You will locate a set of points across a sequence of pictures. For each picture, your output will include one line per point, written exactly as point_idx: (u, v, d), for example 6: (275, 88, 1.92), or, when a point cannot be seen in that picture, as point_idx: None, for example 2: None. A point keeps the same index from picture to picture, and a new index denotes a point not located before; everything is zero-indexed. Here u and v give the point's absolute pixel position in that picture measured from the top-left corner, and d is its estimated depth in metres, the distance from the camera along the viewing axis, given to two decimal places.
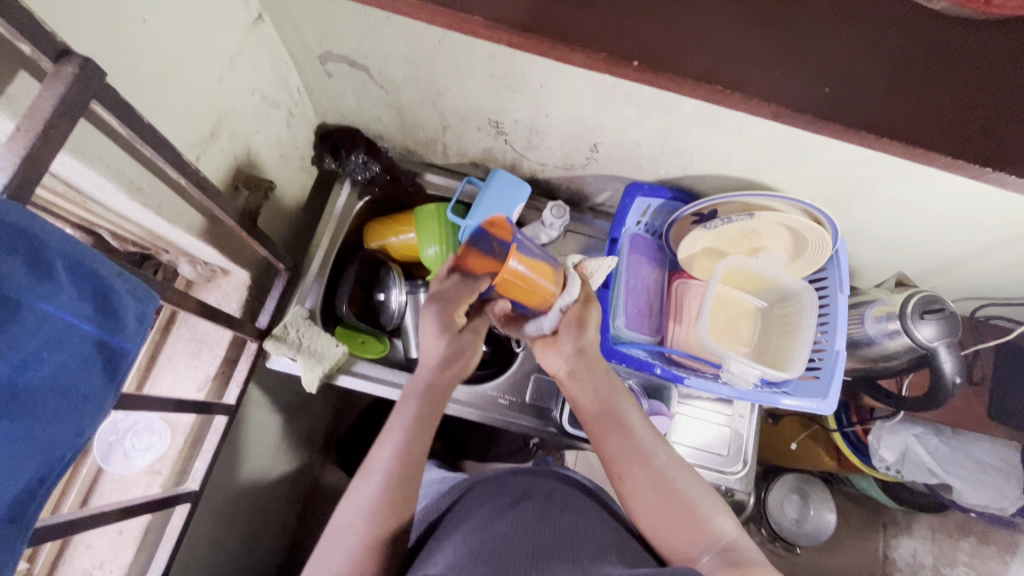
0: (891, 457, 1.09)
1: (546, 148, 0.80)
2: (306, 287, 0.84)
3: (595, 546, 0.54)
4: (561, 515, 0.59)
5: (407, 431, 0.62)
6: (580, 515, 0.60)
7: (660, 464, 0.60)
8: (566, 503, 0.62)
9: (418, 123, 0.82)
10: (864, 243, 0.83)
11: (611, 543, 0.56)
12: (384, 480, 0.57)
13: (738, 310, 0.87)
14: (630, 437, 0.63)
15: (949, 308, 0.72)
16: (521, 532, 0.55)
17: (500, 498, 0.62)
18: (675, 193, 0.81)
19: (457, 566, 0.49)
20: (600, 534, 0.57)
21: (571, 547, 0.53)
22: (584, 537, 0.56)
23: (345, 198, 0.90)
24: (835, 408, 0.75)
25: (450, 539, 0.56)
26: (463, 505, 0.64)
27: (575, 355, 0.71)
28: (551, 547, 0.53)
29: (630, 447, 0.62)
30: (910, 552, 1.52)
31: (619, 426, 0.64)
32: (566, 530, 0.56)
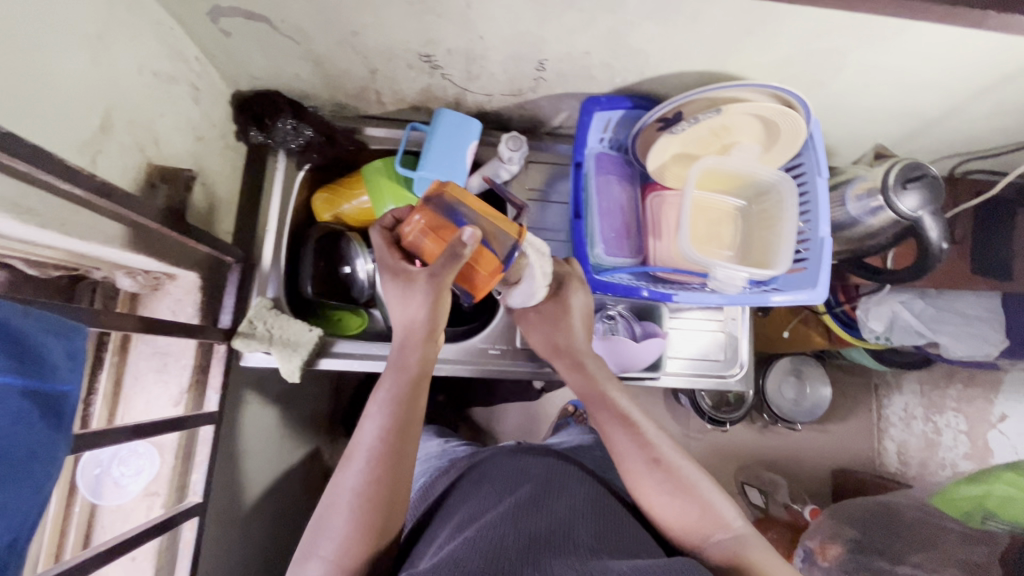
0: (879, 327, 1.13)
1: (488, 76, 0.72)
2: (265, 275, 0.79)
3: (588, 534, 0.58)
4: (559, 503, 0.63)
5: (388, 416, 0.60)
6: (576, 499, 0.65)
7: (662, 454, 0.64)
8: (565, 488, 0.67)
9: (342, 71, 0.73)
10: (837, 120, 0.79)
11: (601, 529, 0.60)
12: (373, 467, 0.57)
13: (716, 215, 0.84)
14: (631, 432, 0.67)
15: (932, 173, 0.69)
16: (514, 512, 0.60)
17: (505, 488, 0.66)
18: (635, 101, 0.74)
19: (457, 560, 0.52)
20: (594, 519, 0.62)
21: (566, 530, 0.58)
22: (579, 518, 0.61)
23: (283, 171, 0.83)
24: (826, 296, 0.73)
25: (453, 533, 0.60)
26: (467, 494, 0.68)
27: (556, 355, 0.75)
28: (546, 537, 0.56)
29: (634, 449, 0.65)
30: (903, 408, 1.69)
31: (620, 422, 0.68)
32: (563, 516, 0.60)
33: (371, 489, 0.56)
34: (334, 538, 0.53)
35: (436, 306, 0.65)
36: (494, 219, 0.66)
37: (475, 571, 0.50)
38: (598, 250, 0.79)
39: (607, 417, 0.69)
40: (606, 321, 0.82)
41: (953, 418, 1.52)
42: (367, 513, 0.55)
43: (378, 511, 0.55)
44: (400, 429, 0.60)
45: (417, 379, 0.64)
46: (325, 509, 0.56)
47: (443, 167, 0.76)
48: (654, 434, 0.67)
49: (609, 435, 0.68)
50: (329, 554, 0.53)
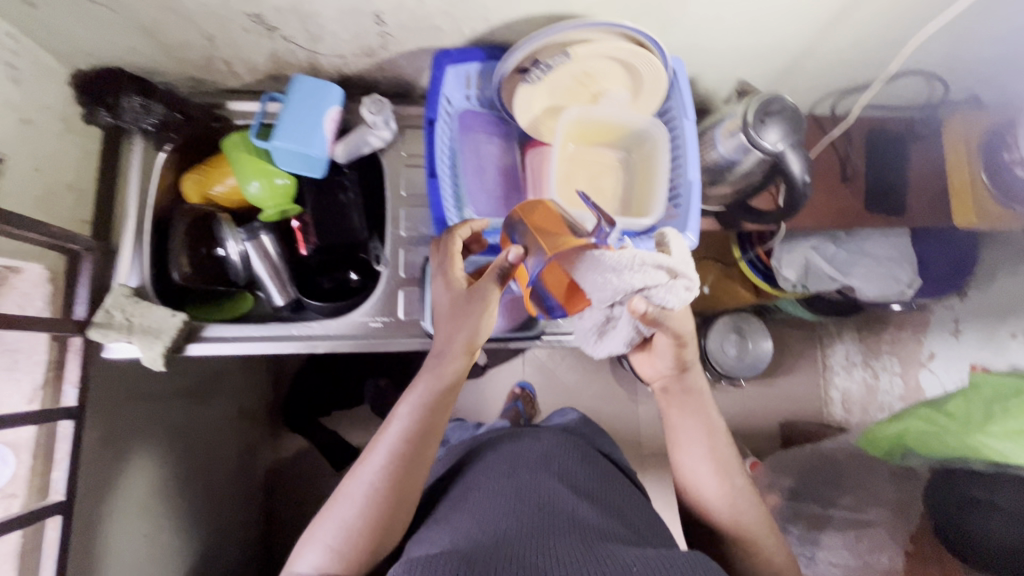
0: (794, 275, 1.11)
1: (331, 36, 0.69)
2: (124, 263, 0.76)
3: (595, 518, 0.67)
4: (557, 488, 0.71)
5: (414, 415, 0.68)
6: (585, 487, 0.75)
7: (715, 452, 0.75)
8: (558, 475, 0.76)
9: (178, 40, 0.69)
10: (704, 61, 0.77)
11: (607, 512, 0.70)
12: (390, 464, 0.65)
13: (598, 169, 0.82)
14: (698, 426, 0.76)
15: (789, 105, 0.68)
16: (521, 505, 0.67)
17: (530, 472, 0.75)
18: (489, 52, 0.72)
19: (478, 545, 0.60)
20: (597, 504, 0.72)
21: (571, 513, 0.66)
22: (584, 505, 0.69)
23: (141, 154, 0.79)
24: (698, 237, 0.72)
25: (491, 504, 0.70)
26: (484, 477, 0.77)
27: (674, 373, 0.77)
28: (559, 519, 0.65)
29: (697, 441, 0.75)
30: (844, 356, 1.70)
31: (700, 415, 0.76)
32: (567, 503, 0.68)
33: (386, 484, 0.64)
34: (346, 528, 0.62)
35: (462, 311, 0.69)
36: (541, 224, 0.64)
37: (481, 554, 0.57)
38: (470, 212, 0.77)
39: (690, 404, 0.77)
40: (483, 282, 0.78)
41: (889, 361, 1.54)
42: (373, 506, 0.63)
43: (386, 507, 0.64)
44: (419, 435, 0.67)
45: (451, 389, 0.69)
46: (343, 495, 0.64)
47: (297, 135, 0.73)
48: (712, 434, 0.76)
49: (676, 421, 0.78)
50: (333, 538, 0.61)
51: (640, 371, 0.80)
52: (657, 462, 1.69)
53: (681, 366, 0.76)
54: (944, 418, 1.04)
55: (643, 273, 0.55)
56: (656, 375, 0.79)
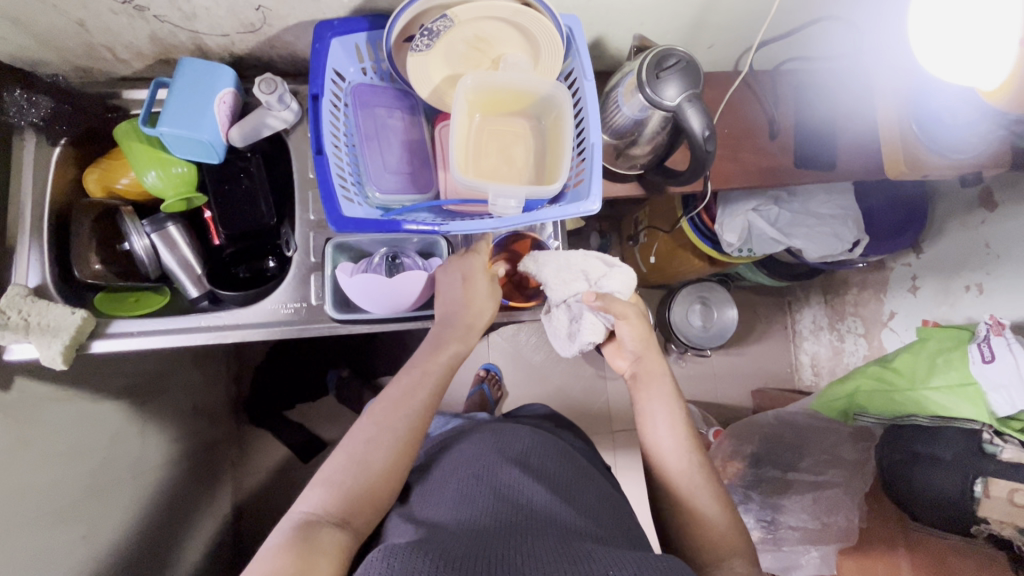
0: (736, 239, 1.08)
1: (205, 13, 0.66)
2: (22, 263, 0.74)
3: (577, 515, 0.65)
4: (537, 480, 0.69)
5: (422, 381, 0.72)
6: (563, 477, 0.73)
7: (680, 436, 0.74)
8: (542, 467, 0.74)
9: (47, 27, 0.66)
10: (606, 18, 0.74)
11: (586, 505, 0.69)
12: (402, 420, 0.68)
13: (507, 139, 0.79)
14: (665, 406, 0.75)
15: (682, 56, 0.65)
16: (499, 505, 0.65)
17: (511, 458, 0.74)
18: (374, 21, 0.68)
19: (449, 542, 0.58)
20: (576, 496, 0.70)
21: (551, 512, 0.65)
22: (565, 499, 0.68)
23: (34, 150, 0.76)
24: (600, 204, 0.69)
25: (467, 493, 0.68)
26: (466, 460, 0.75)
27: (636, 357, 0.80)
28: (533, 518, 0.63)
29: (664, 417, 0.75)
30: (812, 320, 1.68)
31: (665, 399, 0.76)
32: (549, 500, 0.66)
33: (395, 439, 0.66)
34: (358, 472, 0.63)
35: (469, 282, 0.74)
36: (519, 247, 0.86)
37: (460, 555, 0.55)
38: (372, 190, 0.75)
39: (657, 384, 0.77)
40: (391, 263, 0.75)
41: (853, 322, 1.53)
42: (388, 455, 0.65)
43: (398, 456, 0.66)
44: (430, 389, 0.72)
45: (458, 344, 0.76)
46: (355, 444, 0.65)
47: (183, 120, 0.70)
48: (676, 417, 0.75)
49: (644, 402, 0.77)
50: (339, 481, 0.62)
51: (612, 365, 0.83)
52: (627, 436, 1.69)
53: (640, 349, 0.80)
54: (891, 374, 1.03)
55: (591, 261, 0.79)
56: (626, 364, 0.82)
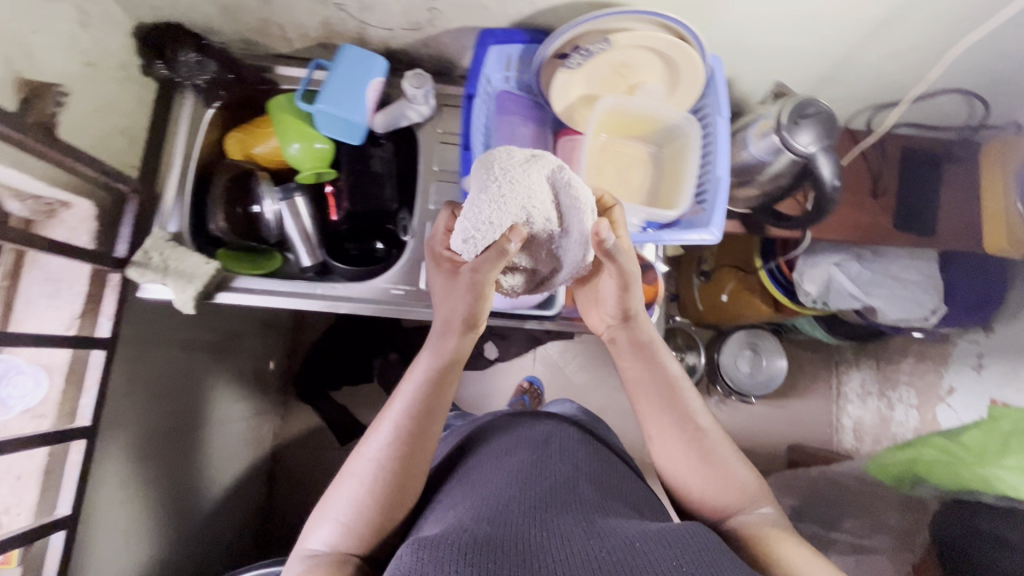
0: (814, 290, 1.11)
1: (382, 7, 0.71)
2: (166, 210, 0.79)
3: (595, 493, 0.63)
4: (559, 459, 0.68)
5: (415, 389, 0.67)
6: (577, 457, 0.71)
7: (686, 411, 0.69)
8: (562, 449, 0.72)
9: (238, 2, 0.72)
10: (745, 61, 0.77)
11: (608, 488, 0.67)
12: (398, 440, 0.63)
13: (627, 160, 0.83)
14: (656, 382, 0.72)
15: (824, 108, 0.68)
16: (521, 480, 0.63)
17: (522, 447, 0.71)
18: (532, 35, 0.73)
19: (469, 519, 0.56)
20: (597, 479, 0.68)
21: (570, 490, 0.63)
22: (582, 481, 0.66)
23: (191, 109, 0.82)
24: (720, 235, 0.72)
25: (480, 479, 0.66)
26: (483, 451, 0.74)
27: (619, 321, 0.74)
28: (553, 495, 0.61)
29: (664, 412, 0.70)
30: (859, 384, 1.68)
31: (655, 381, 0.72)
32: (569, 479, 0.65)
33: (398, 459, 0.62)
34: (360, 505, 0.60)
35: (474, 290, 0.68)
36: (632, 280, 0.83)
37: (484, 532, 0.53)
38: None
39: (640, 369, 0.73)
40: None
41: (906, 392, 1.51)
42: (388, 484, 0.61)
43: (401, 483, 0.62)
44: (421, 412, 0.65)
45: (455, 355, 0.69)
46: (353, 474, 0.62)
47: (340, 101, 0.75)
48: (676, 376, 0.72)
49: (643, 399, 0.72)
50: (344, 515, 0.60)
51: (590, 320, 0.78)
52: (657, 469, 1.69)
53: (623, 315, 0.73)
54: (959, 450, 1.01)
55: (534, 168, 0.57)
56: (603, 327, 0.78)
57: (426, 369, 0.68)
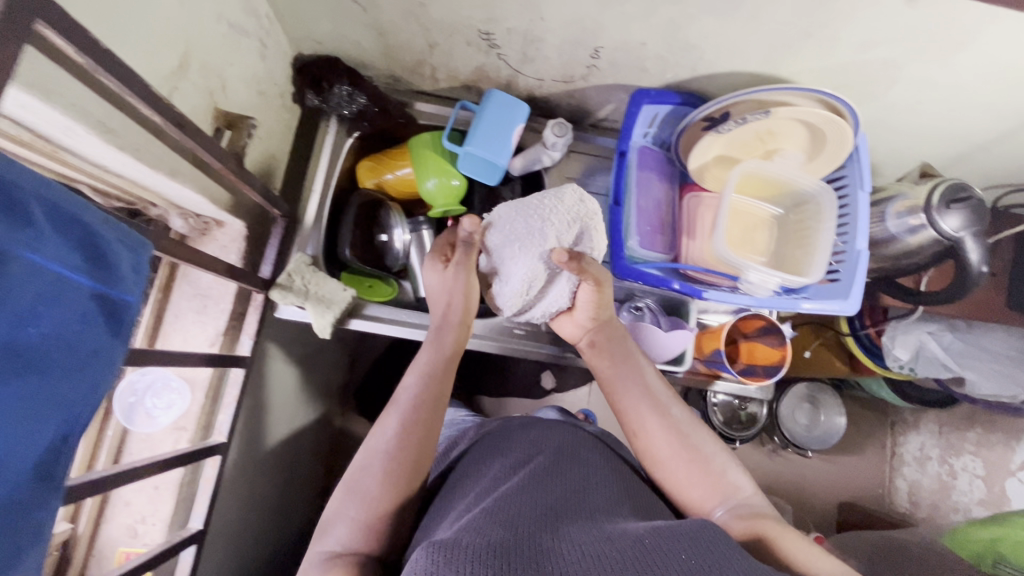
0: (905, 356, 1.10)
1: (542, 60, 0.73)
2: (305, 234, 0.82)
3: (613, 507, 0.56)
4: (569, 465, 0.62)
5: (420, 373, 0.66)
6: (591, 467, 0.62)
7: (673, 416, 0.65)
8: (579, 457, 0.65)
9: (403, 44, 0.75)
10: (885, 137, 0.78)
11: (624, 496, 0.59)
12: (404, 430, 0.60)
13: (752, 221, 0.85)
14: (645, 393, 0.66)
15: (977, 196, 0.69)
16: (533, 486, 0.56)
17: (515, 455, 0.64)
18: (684, 98, 0.75)
19: (472, 524, 0.49)
20: (611, 489, 0.59)
21: (579, 501, 0.55)
22: (597, 489, 0.58)
23: (333, 137, 0.85)
24: (858, 308, 0.73)
25: (472, 493, 0.59)
26: (479, 460, 0.67)
27: (595, 327, 0.73)
28: (560, 506, 0.53)
29: (648, 414, 0.65)
30: (918, 447, 1.64)
31: (640, 384, 0.67)
32: (574, 481, 0.59)
33: (403, 449, 0.58)
34: (371, 500, 0.55)
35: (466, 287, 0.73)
36: (760, 343, 0.82)
37: (494, 528, 0.48)
38: (632, 242, 0.79)
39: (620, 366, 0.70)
40: (633, 311, 0.77)
41: (971, 461, 1.48)
42: (397, 473, 0.57)
43: (410, 473, 0.58)
44: (430, 402, 0.63)
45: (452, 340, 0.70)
46: (358, 466, 0.58)
47: (490, 146, 0.78)
48: (659, 386, 0.68)
49: (626, 402, 0.67)
50: (356, 513, 0.55)
51: (564, 334, 0.76)
52: None
53: (598, 317, 0.72)
54: None
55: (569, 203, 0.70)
56: (580, 335, 0.75)
57: (428, 357, 0.67)
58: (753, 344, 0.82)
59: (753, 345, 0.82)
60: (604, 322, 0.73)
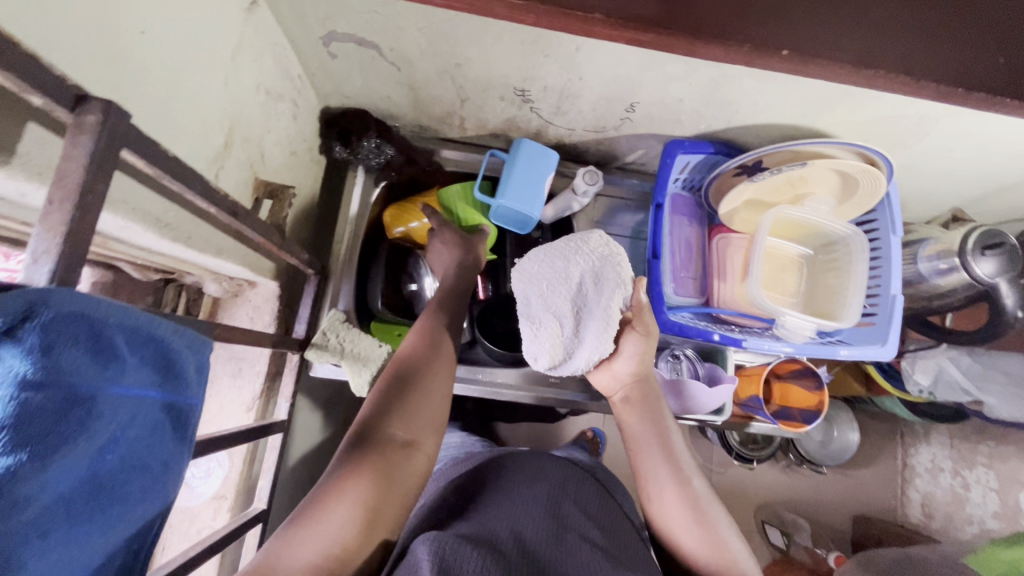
0: (925, 381, 1.14)
1: (576, 112, 0.73)
2: (336, 288, 0.80)
3: (601, 535, 0.55)
4: (574, 500, 0.60)
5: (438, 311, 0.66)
6: (586, 496, 0.62)
7: (690, 484, 0.60)
8: (580, 490, 0.62)
9: (434, 98, 0.74)
10: (914, 179, 0.79)
11: (614, 532, 0.57)
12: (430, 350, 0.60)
13: (781, 261, 0.85)
14: (664, 452, 0.62)
15: (1010, 241, 0.70)
16: (541, 512, 0.55)
17: (523, 476, 0.63)
18: (717, 147, 0.75)
19: (486, 543, 0.49)
20: (606, 524, 0.58)
21: (579, 526, 0.55)
22: (591, 519, 0.57)
23: (360, 187, 0.84)
24: (896, 353, 0.73)
25: (472, 511, 0.56)
26: (473, 483, 0.63)
27: (632, 382, 0.67)
28: (563, 531, 0.53)
29: (666, 476, 0.61)
30: (929, 459, 1.63)
31: (659, 441, 0.63)
32: (579, 518, 0.56)
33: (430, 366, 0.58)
34: (397, 396, 0.54)
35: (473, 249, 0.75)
36: (797, 387, 0.82)
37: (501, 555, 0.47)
38: (669, 289, 0.78)
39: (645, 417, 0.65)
40: (671, 360, 0.78)
41: (984, 475, 1.47)
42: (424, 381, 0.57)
43: (439, 383, 0.58)
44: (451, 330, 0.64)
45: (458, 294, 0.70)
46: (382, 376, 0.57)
47: (521, 195, 0.76)
48: (681, 450, 0.64)
49: (641, 459, 0.63)
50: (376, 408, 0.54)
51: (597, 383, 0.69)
52: None
53: (640, 372, 0.67)
54: None
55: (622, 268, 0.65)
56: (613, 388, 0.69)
57: (439, 306, 0.67)
58: (791, 387, 0.82)
59: (791, 387, 0.83)
60: (647, 376, 0.67)
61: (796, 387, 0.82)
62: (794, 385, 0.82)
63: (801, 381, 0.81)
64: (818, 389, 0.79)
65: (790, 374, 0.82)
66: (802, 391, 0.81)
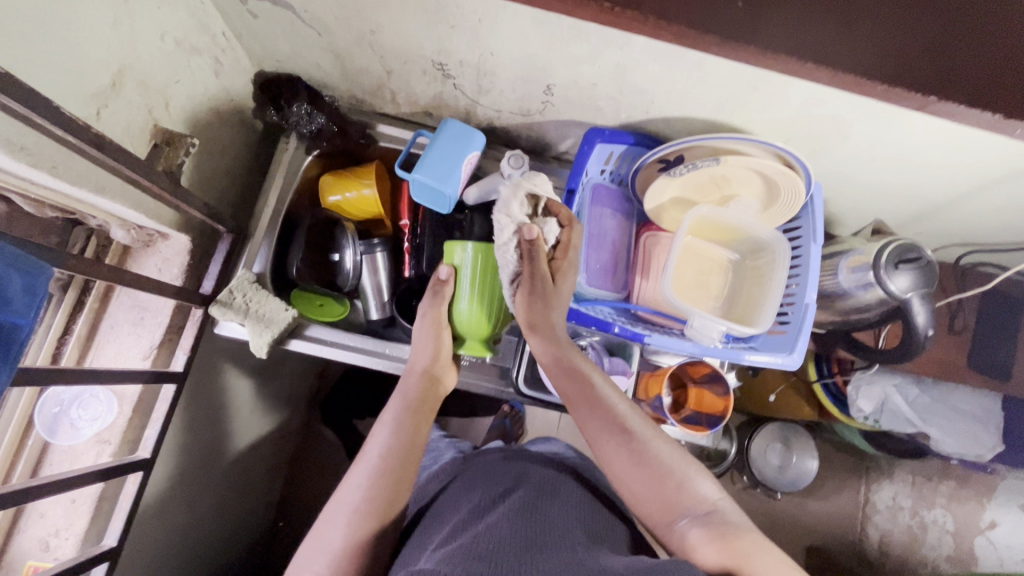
0: (869, 407, 1.06)
1: (498, 92, 0.73)
2: (255, 248, 0.81)
3: (585, 532, 0.55)
4: (555, 506, 0.58)
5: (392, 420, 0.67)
6: (568, 503, 0.60)
7: (635, 438, 0.60)
8: (562, 497, 0.61)
9: (360, 68, 0.75)
10: (843, 189, 0.77)
11: (598, 529, 0.57)
12: (374, 479, 0.61)
13: (709, 263, 0.83)
14: (605, 415, 0.62)
15: (926, 257, 0.68)
16: (515, 525, 0.54)
17: (492, 489, 0.62)
18: (638, 138, 0.74)
19: (448, 565, 0.47)
20: (588, 521, 0.58)
21: (558, 533, 0.54)
22: (573, 525, 0.56)
23: (291, 153, 0.84)
24: (802, 362, 0.72)
25: (442, 536, 0.57)
26: (451, 508, 0.63)
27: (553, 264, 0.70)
28: (538, 543, 0.52)
29: (612, 443, 0.60)
30: (889, 497, 1.41)
31: (596, 407, 0.62)
32: (557, 522, 0.56)
33: (371, 500, 0.59)
34: (336, 544, 0.56)
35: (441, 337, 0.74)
36: (706, 392, 0.80)
37: None
38: (580, 279, 0.78)
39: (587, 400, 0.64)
40: (576, 351, 0.77)
41: (942, 516, 1.36)
42: (363, 520, 0.58)
43: (379, 512, 0.59)
44: (401, 448, 0.64)
45: (422, 408, 0.69)
46: (323, 517, 0.59)
47: (437, 172, 0.76)
48: (627, 411, 0.62)
49: (587, 424, 0.63)
50: (323, 565, 0.55)
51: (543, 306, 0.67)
52: None
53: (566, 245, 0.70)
54: None
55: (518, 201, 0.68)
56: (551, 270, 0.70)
57: (393, 413, 0.68)
58: (700, 392, 0.80)
59: (699, 394, 0.80)
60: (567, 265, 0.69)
61: (705, 394, 0.80)
62: (704, 391, 0.80)
63: (710, 386, 0.79)
64: (727, 393, 0.78)
65: (699, 379, 0.80)
66: (711, 396, 0.79)
